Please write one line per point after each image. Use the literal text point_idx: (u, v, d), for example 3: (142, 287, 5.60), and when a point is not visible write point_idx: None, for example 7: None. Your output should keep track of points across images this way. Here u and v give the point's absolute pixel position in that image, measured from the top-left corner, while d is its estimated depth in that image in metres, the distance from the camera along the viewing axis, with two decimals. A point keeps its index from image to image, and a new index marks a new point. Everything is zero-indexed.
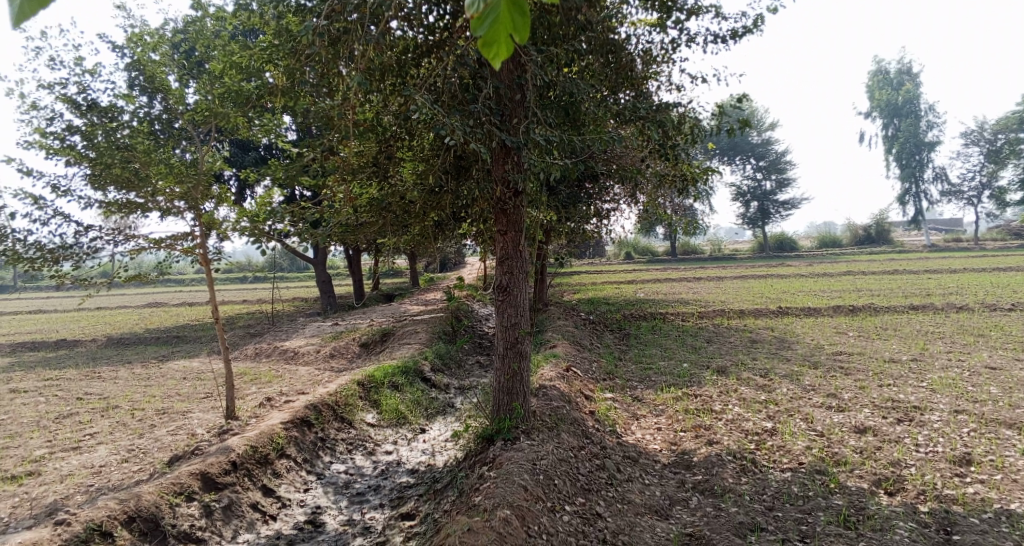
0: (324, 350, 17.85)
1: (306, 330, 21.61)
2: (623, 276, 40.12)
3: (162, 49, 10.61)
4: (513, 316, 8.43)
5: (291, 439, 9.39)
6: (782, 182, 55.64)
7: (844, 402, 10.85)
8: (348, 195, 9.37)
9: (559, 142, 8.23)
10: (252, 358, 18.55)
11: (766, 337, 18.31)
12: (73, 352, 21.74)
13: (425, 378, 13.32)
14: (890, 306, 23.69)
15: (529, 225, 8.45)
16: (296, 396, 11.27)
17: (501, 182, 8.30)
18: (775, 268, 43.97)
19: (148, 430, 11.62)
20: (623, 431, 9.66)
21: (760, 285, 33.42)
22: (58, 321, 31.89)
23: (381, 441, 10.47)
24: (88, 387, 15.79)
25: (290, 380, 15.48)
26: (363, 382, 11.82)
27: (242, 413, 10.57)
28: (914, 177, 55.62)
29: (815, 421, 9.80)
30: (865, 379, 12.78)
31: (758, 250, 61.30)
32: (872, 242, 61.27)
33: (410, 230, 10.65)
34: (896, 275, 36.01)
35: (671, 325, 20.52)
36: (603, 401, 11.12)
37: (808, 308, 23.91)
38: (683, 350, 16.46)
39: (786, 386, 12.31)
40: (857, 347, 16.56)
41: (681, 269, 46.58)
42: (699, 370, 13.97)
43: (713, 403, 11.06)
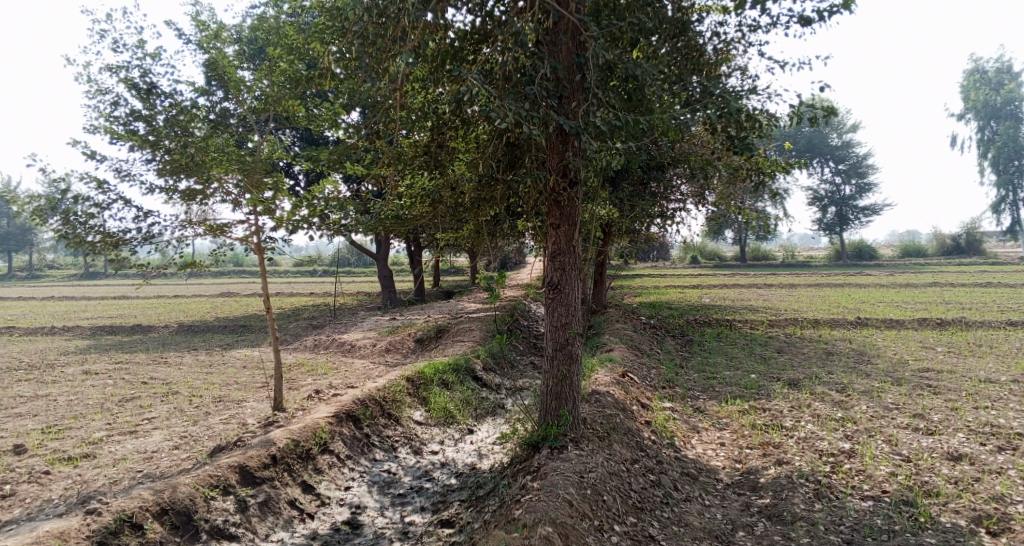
0: (379, 345, 17.63)
1: (365, 324, 21.49)
2: (690, 281, 38.87)
3: (223, 33, 10.40)
4: (563, 316, 7.84)
5: (336, 433, 9.03)
6: (864, 187, 53.04)
7: (932, 425, 9.83)
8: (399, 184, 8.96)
9: (621, 128, 7.59)
10: (311, 349, 18.48)
11: (843, 350, 17.14)
12: (144, 337, 22.16)
13: (477, 376, 12.86)
14: (983, 321, 21.99)
15: (584, 219, 7.84)
16: (344, 390, 10.95)
17: (556, 171, 7.74)
18: (854, 277, 41.91)
19: (201, 417, 11.51)
20: (682, 444, 8.95)
21: (837, 294, 31.71)
22: (137, 306, 32.93)
23: (427, 440, 10.02)
24: (152, 372, 15.93)
25: (345, 373, 15.25)
26: (413, 379, 11.42)
27: (290, 405, 10.30)
28: (1011, 184, 52.18)
29: (901, 445, 8.86)
30: (957, 400, 11.64)
31: (835, 258, 58.67)
32: (960, 252, 57.84)
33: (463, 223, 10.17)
34: (989, 288, 33.71)
35: (739, 332, 19.53)
36: (662, 411, 10.41)
37: (891, 320, 22.43)
38: (750, 360, 15.51)
39: (866, 403, 11.31)
40: (946, 365, 15.26)
41: (753, 275, 44.92)
42: (768, 382, 13.07)
43: (784, 419, 10.20)
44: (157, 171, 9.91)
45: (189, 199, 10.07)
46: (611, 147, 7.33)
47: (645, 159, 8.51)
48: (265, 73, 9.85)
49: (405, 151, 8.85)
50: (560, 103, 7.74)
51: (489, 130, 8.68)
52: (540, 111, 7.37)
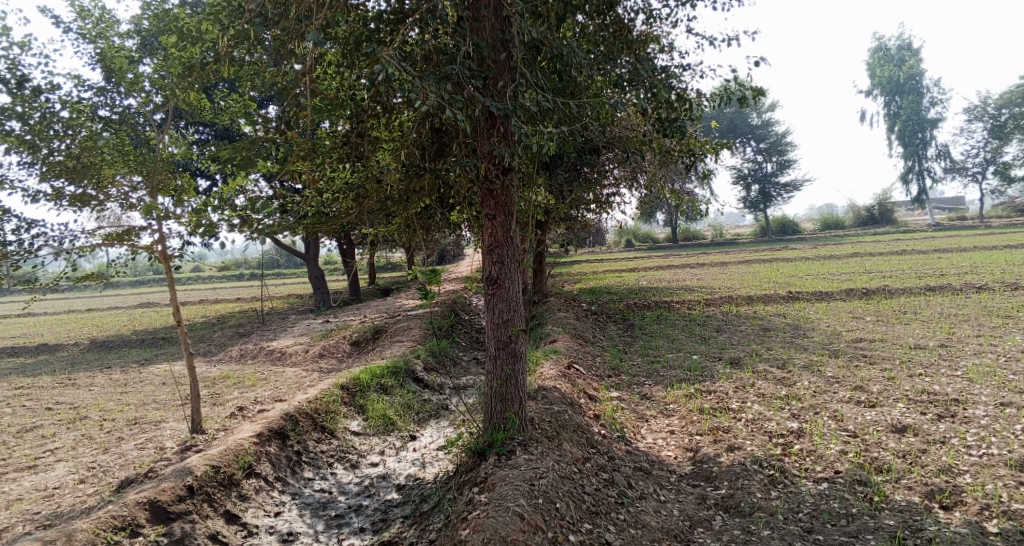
0: (311, 351, 16.86)
1: (296, 329, 20.59)
2: (624, 264, 39.05)
3: (111, 21, 9.51)
4: (505, 312, 7.42)
5: (262, 454, 8.39)
6: (784, 164, 54.45)
7: (875, 397, 9.84)
8: (319, 181, 8.34)
9: (551, 109, 7.19)
10: (238, 360, 17.54)
11: (778, 325, 17.29)
12: (53, 358, 20.68)
13: (417, 378, 12.33)
14: (905, 288, 22.64)
15: (521, 208, 7.42)
16: (273, 403, 10.27)
17: (487, 158, 7.29)
18: (779, 251, 42.94)
19: (114, 443, 10.62)
20: (632, 436, 8.67)
21: (766, 270, 32.28)
22: (48, 324, 30.94)
23: (365, 452, 9.46)
24: (61, 396, 14.77)
25: (275, 383, 14.47)
26: (347, 386, 10.83)
27: (211, 426, 9.57)
28: (917, 155, 54.46)
29: (846, 421, 8.80)
30: (893, 369, 11.76)
31: (760, 234, 60.16)
32: (876, 222, 60.11)
33: (393, 218, 9.60)
34: (906, 255, 35.02)
35: (676, 314, 19.52)
36: (609, 401, 10.12)
37: (820, 292, 22.86)
38: (691, 341, 15.44)
39: (808, 378, 11.29)
40: (877, 334, 15.52)
41: (683, 255, 45.49)
42: (710, 363, 12.97)
43: (730, 401, 10.07)
44: (45, 179, 9.02)
45: (83, 207, 9.21)
46: (544, 129, 6.92)
47: (578, 142, 8.13)
48: (159, 66, 9.05)
49: (323, 145, 8.27)
50: (487, 85, 7.30)
51: (413, 116, 8.18)
52: (465, 94, 6.92)
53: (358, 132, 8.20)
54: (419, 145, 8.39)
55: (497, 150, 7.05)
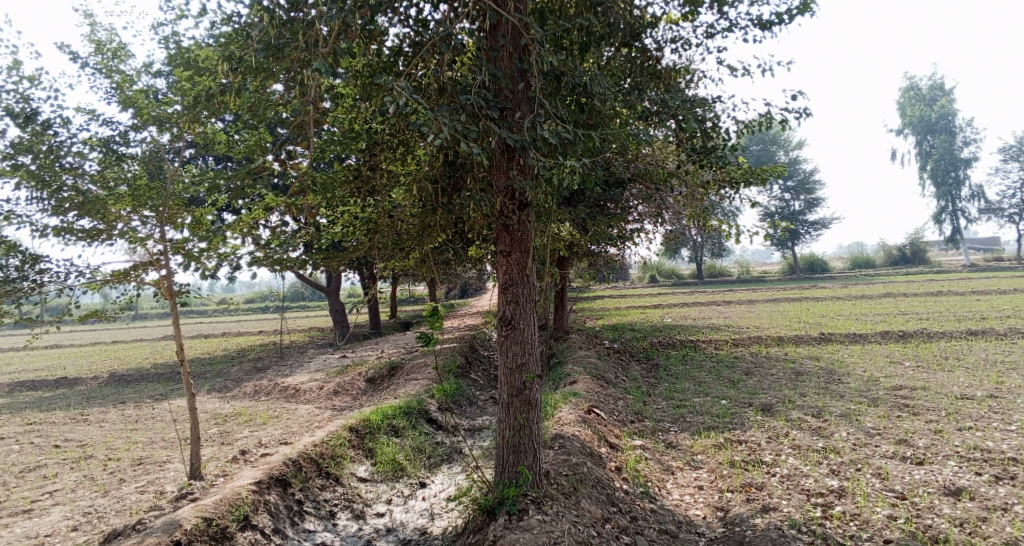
0: (326, 388, 16.39)
1: (312, 364, 20.16)
2: (649, 301, 38.27)
3: (124, 51, 9.30)
4: (519, 356, 6.90)
5: (260, 503, 7.87)
6: (813, 202, 53.57)
7: (922, 452, 9.08)
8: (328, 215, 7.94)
9: (572, 140, 6.72)
10: (251, 397, 17.11)
11: (811, 369, 16.50)
12: (70, 391, 20.41)
13: (431, 420, 11.79)
14: (943, 331, 21.72)
15: (539, 245, 6.95)
16: (277, 447, 9.77)
17: (503, 192, 6.85)
18: (809, 291, 41.93)
19: (115, 485, 10.15)
20: (657, 492, 8.03)
21: (795, 309, 31.36)
22: (70, 356, 30.87)
23: (373, 500, 8.91)
24: (69, 432, 14.39)
25: (287, 421, 13.99)
26: (357, 429, 10.33)
27: (211, 471, 9.08)
28: (951, 194, 53.30)
29: (892, 480, 8.08)
30: (939, 421, 10.97)
31: (789, 273, 58.99)
32: (908, 261, 58.74)
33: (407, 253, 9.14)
34: (941, 296, 33.96)
35: (703, 354, 18.79)
36: (632, 451, 9.47)
37: (854, 334, 21.98)
38: (719, 384, 14.73)
39: (846, 429, 10.56)
40: (917, 380, 14.69)
41: (709, 293, 44.55)
42: (740, 409, 12.27)
43: (763, 453, 9.38)
44: (50, 211, 8.74)
45: (89, 240, 8.90)
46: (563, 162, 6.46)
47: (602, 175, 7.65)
48: (167, 98, 8.78)
49: (330, 177, 7.82)
50: (504, 116, 6.85)
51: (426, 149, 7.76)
52: (479, 125, 6.48)
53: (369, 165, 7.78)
54: (431, 178, 7.96)
55: (514, 183, 6.60)
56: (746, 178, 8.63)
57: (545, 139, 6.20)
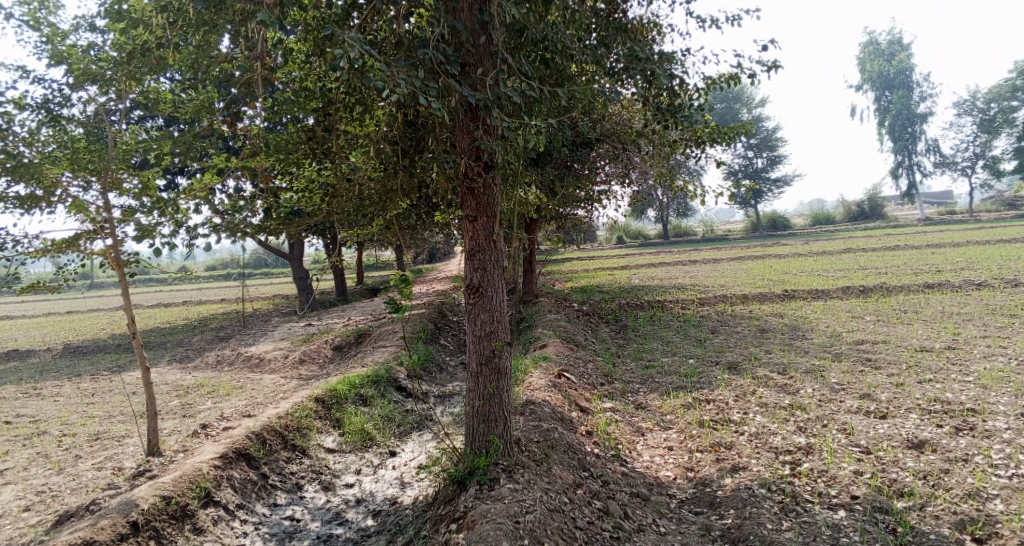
0: (291, 357, 16.15)
1: (277, 333, 19.83)
2: (615, 261, 38.39)
3: (57, 6, 8.75)
4: (488, 324, 6.76)
5: (221, 479, 7.70)
6: (775, 159, 53.97)
7: (886, 407, 9.21)
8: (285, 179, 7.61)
9: (537, 97, 6.48)
10: (213, 367, 16.78)
11: (776, 326, 16.66)
12: (24, 365, 19.82)
13: (399, 387, 11.66)
14: (902, 285, 22.11)
15: (506, 209, 6.75)
16: (240, 420, 9.56)
17: (468, 153, 6.63)
18: (771, 247, 42.47)
19: (72, 462, 9.87)
20: (627, 454, 8.07)
21: (759, 266, 31.67)
22: (24, 328, 29.99)
23: (341, 471, 8.79)
24: (23, 408, 13.97)
25: (252, 392, 13.74)
26: (323, 399, 10.15)
27: (171, 446, 8.86)
28: (907, 149, 54.03)
29: (857, 435, 8.19)
30: (900, 375, 11.15)
31: (751, 230, 59.63)
32: (866, 217, 59.74)
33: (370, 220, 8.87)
34: (899, 250, 34.62)
35: (669, 314, 18.87)
36: (601, 413, 9.46)
37: (816, 290, 22.27)
38: (686, 344, 14.80)
39: (811, 385, 10.67)
40: (879, 335, 14.93)
41: (673, 252, 44.83)
42: (707, 368, 12.34)
43: (731, 412, 9.45)
44: None
45: (28, 209, 8.49)
46: (529, 122, 6.24)
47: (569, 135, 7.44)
48: (108, 57, 8.31)
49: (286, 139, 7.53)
50: (466, 71, 6.59)
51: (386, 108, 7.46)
52: (440, 81, 6.21)
53: (325, 126, 7.44)
54: (391, 139, 7.70)
55: (479, 144, 6.38)
56: (715, 136, 8.48)
57: (509, 96, 5.97)
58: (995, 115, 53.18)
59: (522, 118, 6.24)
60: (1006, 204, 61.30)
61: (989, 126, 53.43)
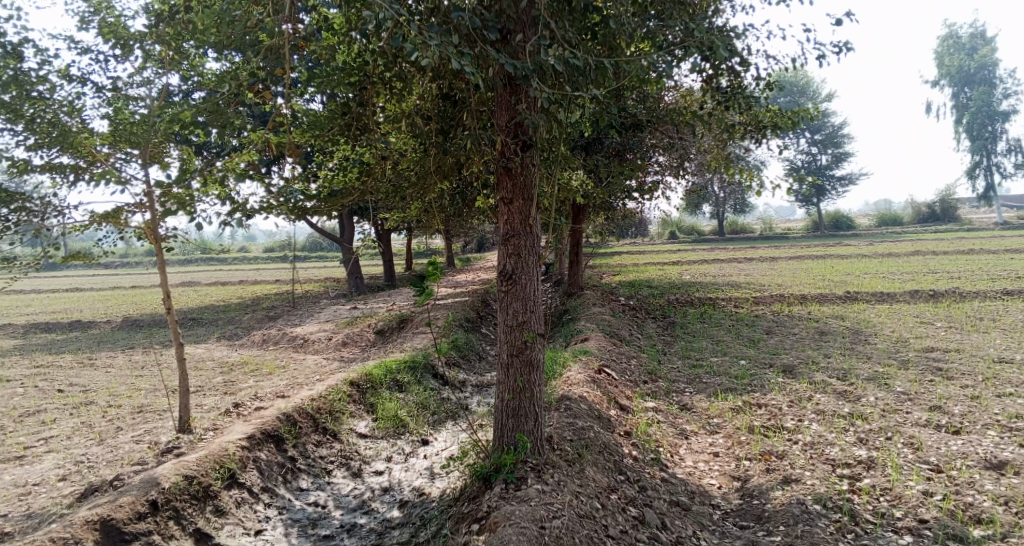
0: (334, 339, 16.04)
1: (322, 314, 19.78)
2: (668, 257, 37.42)
3: None
4: (521, 314, 6.31)
5: (247, 460, 7.47)
6: (842, 156, 51.88)
7: (958, 422, 8.45)
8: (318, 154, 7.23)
9: (579, 69, 5.96)
10: (259, 346, 16.77)
11: (836, 329, 15.76)
12: (82, 336, 20.26)
13: (437, 374, 11.39)
14: (977, 292, 20.75)
15: (545, 193, 6.31)
16: (273, 400, 9.36)
17: (506, 129, 6.20)
18: (834, 247, 40.85)
19: (111, 434, 9.84)
20: (668, 459, 7.56)
21: (820, 266, 30.36)
22: (87, 300, 30.84)
23: (371, 457, 8.49)
24: (73, 377, 14.15)
25: (293, 372, 13.63)
26: (358, 383, 9.86)
27: (201, 424, 8.70)
28: (985, 149, 51.28)
29: (927, 451, 7.47)
30: (974, 387, 10.27)
31: (813, 229, 57.59)
32: (937, 220, 57.08)
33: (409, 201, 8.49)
34: (972, 255, 32.77)
35: (722, 312, 18.10)
36: (643, 413, 8.93)
37: (881, 293, 21.10)
38: (738, 343, 14.07)
39: (875, 393, 9.92)
40: (950, 343, 13.91)
41: (729, 248, 43.58)
42: (760, 370, 11.65)
43: (784, 418, 8.80)
44: (27, 147, 8.22)
45: (69, 180, 8.40)
46: (573, 93, 5.73)
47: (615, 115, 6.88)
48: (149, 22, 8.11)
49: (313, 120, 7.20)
50: (505, 40, 6.17)
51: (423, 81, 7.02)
52: (477, 48, 5.76)
53: (360, 100, 7.04)
54: (426, 114, 7.30)
55: (518, 119, 5.93)
56: (777, 122, 7.81)
57: (551, 62, 5.45)
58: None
59: (562, 91, 5.75)
60: None
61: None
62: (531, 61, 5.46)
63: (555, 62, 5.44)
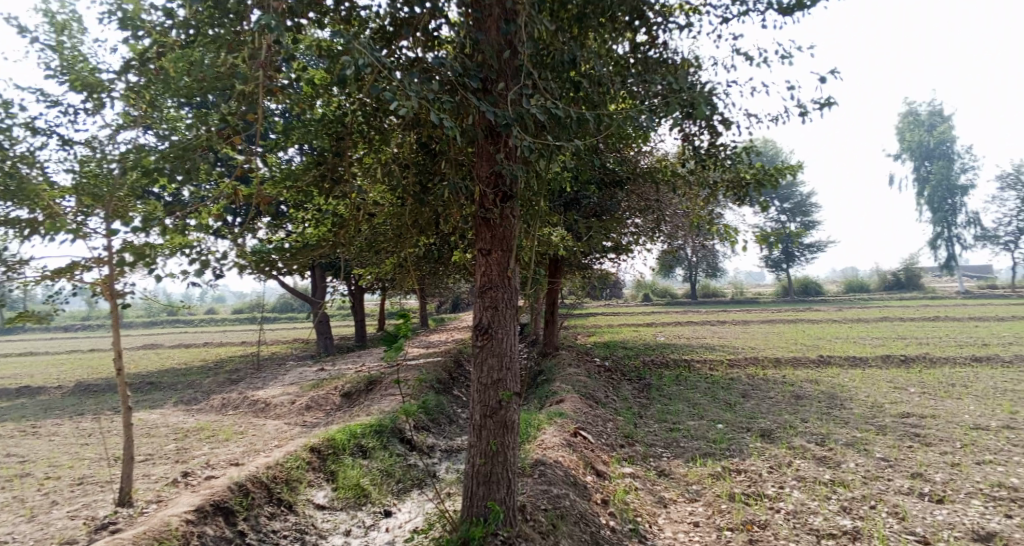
0: (297, 403, 15.46)
1: (286, 377, 19.18)
2: (642, 320, 37.39)
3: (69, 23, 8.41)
4: (496, 371, 6.01)
5: (191, 536, 6.94)
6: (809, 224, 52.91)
7: (941, 489, 8.22)
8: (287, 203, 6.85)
9: (559, 121, 5.80)
10: (217, 410, 16.11)
11: (811, 392, 15.62)
12: (30, 402, 19.34)
13: (405, 439, 11.02)
14: (946, 357, 20.87)
15: (524, 245, 6.10)
16: (225, 469, 8.84)
17: (485, 180, 6.02)
18: (804, 313, 41.21)
19: (48, 507, 9.19)
20: (647, 529, 7.21)
21: (791, 331, 30.48)
22: (40, 365, 29.69)
23: (327, 531, 8.06)
24: (15, 447, 13.36)
25: (252, 438, 13.06)
26: (318, 448, 9.52)
27: (145, 496, 8.14)
28: (945, 220, 52.75)
29: (913, 521, 7.22)
30: (954, 454, 10.08)
31: (782, 295, 58.20)
32: (902, 287, 58.14)
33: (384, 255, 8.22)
34: (938, 321, 33.20)
35: (697, 375, 17.90)
36: (620, 479, 8.58)
37: (853, 357, 21.11)
38: (715, 406, 13.84)
39: (855, 459, 9.69)
40: (925, 408, 13.79)
41: (702, 313, 43.74)
42: (737, 434, 11.39)
43: (765, 485, 8.52)
44: None
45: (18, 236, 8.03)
46: (556, 145, 5.59)
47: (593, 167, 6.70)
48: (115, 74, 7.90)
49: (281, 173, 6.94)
50: (486, 88, 5.96)
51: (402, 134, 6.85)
52: (457, 97, 5.61)
53: (336, 150, 6.77)
54: (402, 163, 6.94)
55: (498, 169, 5.74)
56: (760, 178, 7.74)
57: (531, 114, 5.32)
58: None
59: (544, 139, 5.58)
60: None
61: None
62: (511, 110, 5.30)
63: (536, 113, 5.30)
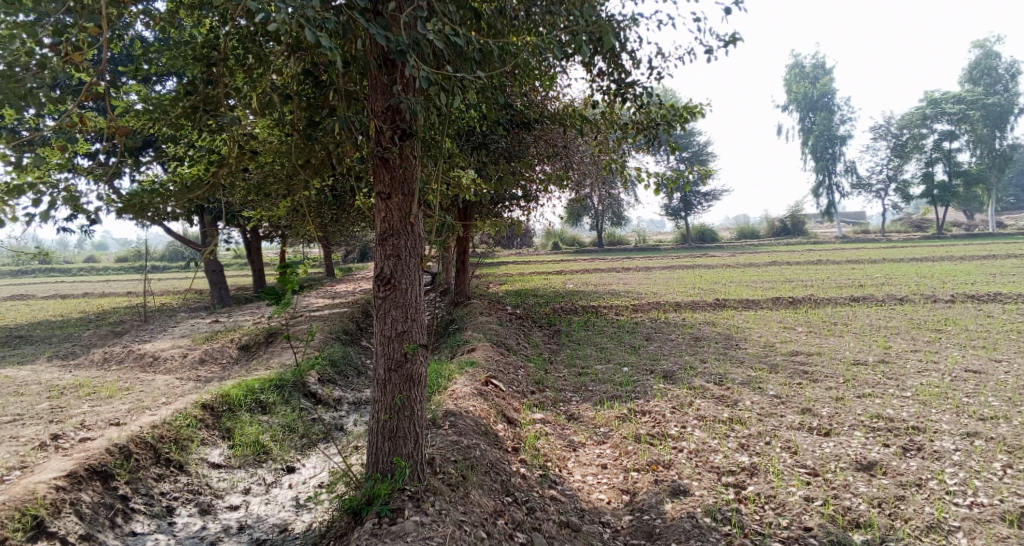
0: (191, 356, 14.72)
1: (178, 330, 18.23)
2: (547, 266, 37.77)
3: None
4: (401, 323, 5.77)
5: (62, 504, 6.40)
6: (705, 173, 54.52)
7: (828, 423, 8.68)
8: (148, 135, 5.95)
9: (457, 48, 5.39)
10: (100, 365, 15.14)
11: (709, 334, 16.19)
12: None
13: (309, 393, 10.72)
14: (829, 298, 22.15)
15: (426, 189, 5.84)
16: (103, 430, 8.23)
17: (382, 116, 5.67)
18: (700, 258, 42.78)
19: None
20: (558, 474, 7.25)
21: (689, 275, 31.58)
22: None
23: (223, 492, 7.70)
24: None
25: (140, 394, 12.35)
26: (212, 406, 9.15)
27: (8, 462, 7.42)
28: (828, 169, 55.57)
29: (803, 455, 7.58)
30: (839, 389, 10.68)
31: (680, 241, 60.17)
32: (789, 233, 61.27)
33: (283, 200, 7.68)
34: (821, 264, 35.19)
35: (603, 319, 18.23)
36: (531, 426, 8.58)
37: (746, 300, 22.07)
38: (620, 350, 14.13)
39: (751, 397, 10.09)
40: (812, 346, 14.58)
41: (604, 259, 44.63)
42: (642, 376, 11.66)
43: (669, 425, 8.75)
44: None
45: None
46: (454, 74, 5.22)
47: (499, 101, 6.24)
48: None
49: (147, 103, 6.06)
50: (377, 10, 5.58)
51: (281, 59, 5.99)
52: (344, 18, 5.08)
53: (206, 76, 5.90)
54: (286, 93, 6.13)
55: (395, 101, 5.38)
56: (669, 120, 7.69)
57: (428, 39, 4.94)
58: (906, 141, 55.36)
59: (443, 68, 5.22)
60: (914, 225, 64.11)
61: (900, 151, 55.56)
62: (405, 34, 4.93)
63: (432, 38, 4.95)
